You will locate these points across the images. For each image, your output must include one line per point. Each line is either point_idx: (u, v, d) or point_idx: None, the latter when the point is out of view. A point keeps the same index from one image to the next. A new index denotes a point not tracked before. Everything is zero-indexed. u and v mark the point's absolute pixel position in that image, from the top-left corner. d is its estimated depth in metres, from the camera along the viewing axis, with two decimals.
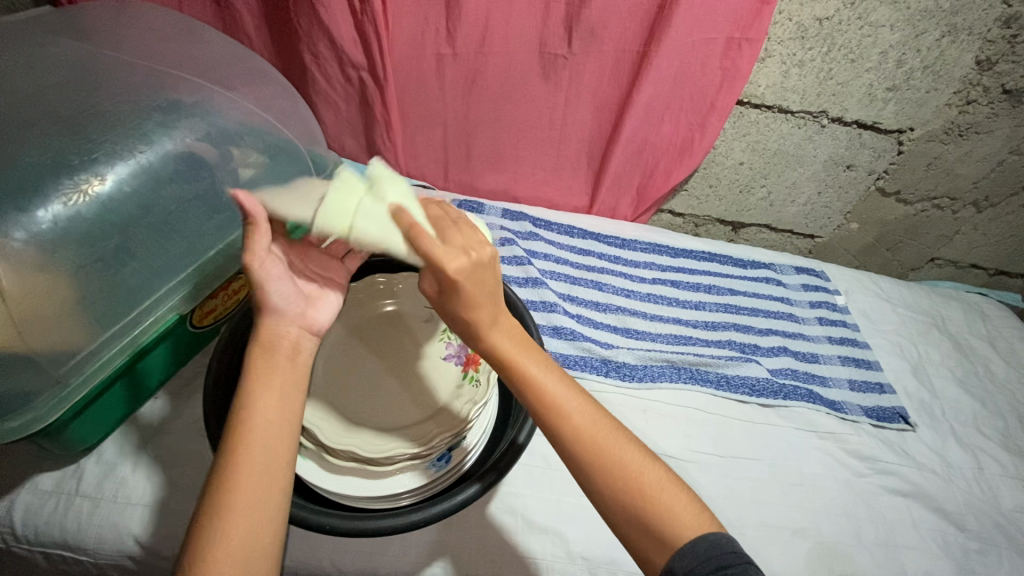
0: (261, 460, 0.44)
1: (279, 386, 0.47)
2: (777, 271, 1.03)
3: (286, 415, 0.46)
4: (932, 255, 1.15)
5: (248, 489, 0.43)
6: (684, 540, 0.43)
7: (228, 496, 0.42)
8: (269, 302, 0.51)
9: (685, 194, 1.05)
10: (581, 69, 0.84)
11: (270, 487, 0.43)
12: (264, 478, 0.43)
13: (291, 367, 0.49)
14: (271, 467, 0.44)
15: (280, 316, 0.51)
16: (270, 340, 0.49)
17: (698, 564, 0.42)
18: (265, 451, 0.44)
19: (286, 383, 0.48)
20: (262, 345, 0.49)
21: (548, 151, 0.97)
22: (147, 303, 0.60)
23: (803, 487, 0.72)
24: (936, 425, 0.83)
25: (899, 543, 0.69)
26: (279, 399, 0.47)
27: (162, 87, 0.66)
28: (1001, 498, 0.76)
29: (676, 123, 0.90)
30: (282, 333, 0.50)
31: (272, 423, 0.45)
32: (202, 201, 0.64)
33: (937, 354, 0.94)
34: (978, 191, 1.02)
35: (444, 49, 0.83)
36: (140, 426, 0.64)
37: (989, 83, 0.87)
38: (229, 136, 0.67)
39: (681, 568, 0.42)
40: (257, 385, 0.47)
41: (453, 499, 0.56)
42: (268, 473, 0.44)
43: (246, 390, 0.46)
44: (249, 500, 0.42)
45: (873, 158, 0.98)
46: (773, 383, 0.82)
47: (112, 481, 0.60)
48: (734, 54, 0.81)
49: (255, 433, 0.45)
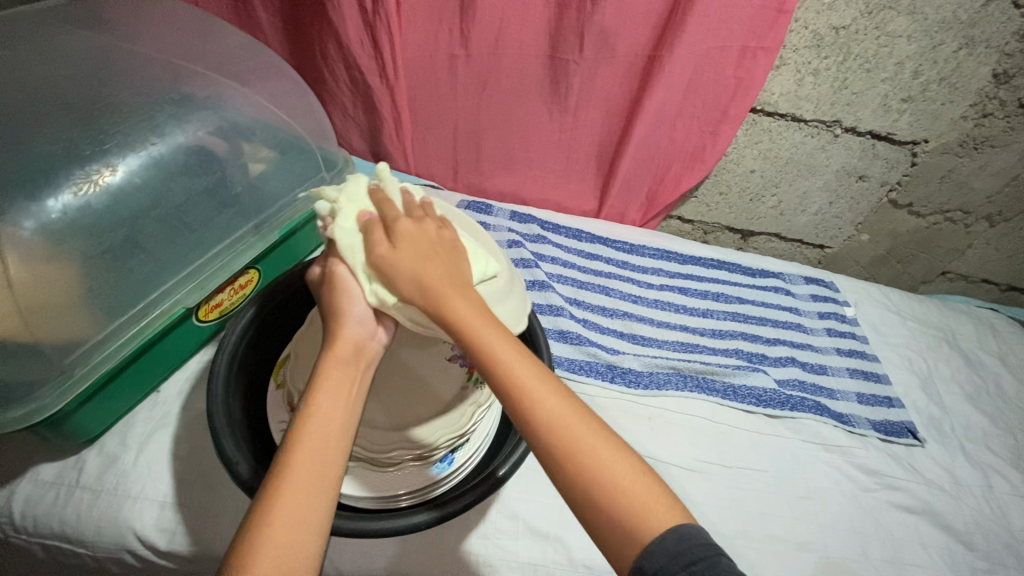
0: (317, 469, 0.42)
1: (343, 392, 0.46)
2: (787, 281, 1.02)
3: (347, 428, 0.45)
4: (943, 269, 1.14)
5: (300, 497, 0.41)
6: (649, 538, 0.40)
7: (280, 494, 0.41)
8: (350, 308, 0.49)
9: (695, 202, 1.05)
10: (592, 74, 0.84)
11: (318, 499, 0.41)
12: (314, 496, 0.41)
13: (355, 374, 0.48)
14: (324, 471, 0.42)
15: (359, 326, 0.49)
16: (346, 350, 0.48)
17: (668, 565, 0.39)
18: (322, 462, 0.43)
19: (349, 397, 0.46)
20: (340, 353, 0.48)
21: (558, 154, 0.96)
22: (153, 295, 0.58)
23: (809, 500, 0.71)
24: (946, 441, 0.82)
25: (905, 560, 0.68)
26: (342, 407, 0.46)
27: (174, 80, 0.66)
28: (1010, 518, 0.75)
29: (688, 130, 0.90)
30: (359, 342, 0.49)
31: (332, 433, 0.44)
32: (212, 194, 0.64)
33: (947, 369, 0.93)
34: (992, 206, 1.01)
35: (457, 51, 0.83)
36: (143, 418, 0.64)
37: (1006, 97, 0.86)
38: (240, 132, 0.68)
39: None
40: (326, 392, 0.46)
41: (453, 503, 0.56)
42: (320, 486, 0.42)
43: (314, 393, 0.46)
44: (296, 503, 0.40)
45: (886, 169, 0.97)
46: (780, 394, 0.81)
47: (113, 474, 0.59)
48: (749, 62, 0.80)
49: (316, 439, 0.43)
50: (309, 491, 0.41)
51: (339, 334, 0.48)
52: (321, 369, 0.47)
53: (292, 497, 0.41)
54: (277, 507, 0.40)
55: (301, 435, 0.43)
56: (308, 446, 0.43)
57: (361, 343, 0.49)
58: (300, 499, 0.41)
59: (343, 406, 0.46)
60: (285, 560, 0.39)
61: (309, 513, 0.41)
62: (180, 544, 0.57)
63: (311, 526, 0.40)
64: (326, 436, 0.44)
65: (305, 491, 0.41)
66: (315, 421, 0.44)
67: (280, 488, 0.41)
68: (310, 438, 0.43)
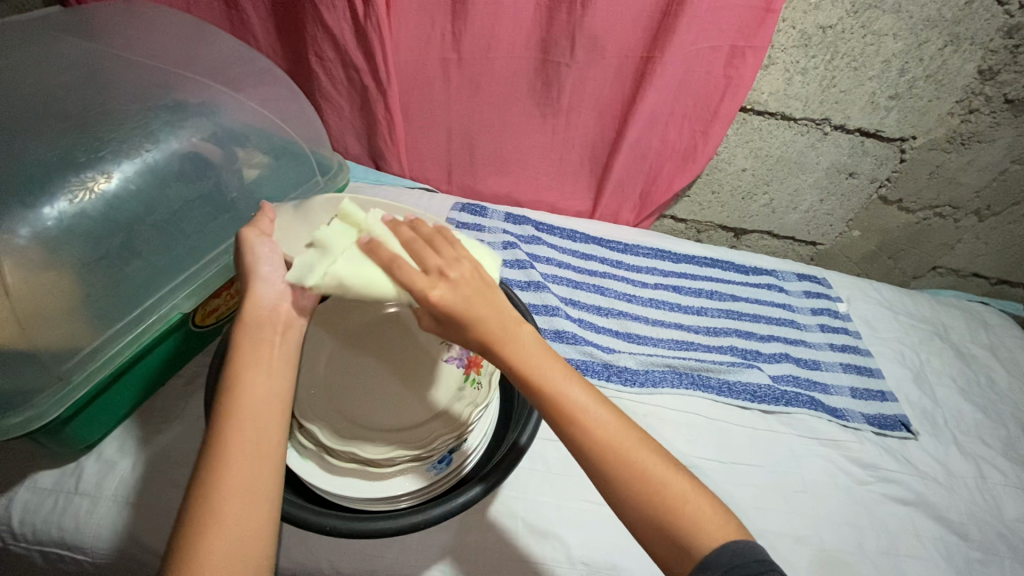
0: (253, 435, 0.44)
1: (264, 355, 0.47)
2: (779, 278, 1.03)
3: (277, 388, 0.46)
4: (934, 263, 1.15)
5: (239, 467, 0.42)
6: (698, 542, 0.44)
7: (220, 468, 0.42)
8: (255, 270, 0.50)
9: (688, 201, 1.06)
10: (584, 76, 0.84)
11: (262, 461, 0.43)
12: (253, 463, 0.43)
13: (271, 333, 0.48)
14: (260, 437, 0.44)
15: (271, 288, 0.50)
16: (257, 314, 0.48)
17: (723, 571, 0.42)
18: (256, 429, 0.44)
19: (273, 358, 0.47)
20: (249, 320, 0.48)
21: (551, 155, 0.97)
22: (150, 300, 0.59)
23: (805, 494, 0.71)
24: (939, 434, 0.83)
25: (901, 552, 0.68)
26: (266, 373, 0.46)
27: (167, 86, 0.66)
28: (1004, 509, 0.76)
29: (680, 130, 0.91)
30: (273, 302, 0.49)
31: (261, 397, 0.45)
32: (207, 200, 0.64)
33: (938, 362, 0.94)
34: (980, 200, 1.02)
35: (449, 54, 0.84)
36: (140, 425, 0.64)
37: (991, 92, 0.87)
38: (234, 137, 0.68)
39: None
40: (245, 358, 0.46)
41: (453, 502, 0.57)
42: (259, 448, 0.44)
43: (235, 364, 0.46)
44: (235, 473, 0.42)
45: (875, 166, 0.98)
46: (775, 389, 0.82)
47: (111, 480, 0.59)
48: (737, 63, 0.81)
49: (245, 408, 0.44)
50: (253, 455, 0.43)
51: (248, 300, 0.49)
52: (235, 343, 0.47)
53: (232, 467, 0.42)
54: (218, 480, 0.42)
55: (230, 411, 0.44)
56: (240, 413, 0.44)
57: (272, 303, 0.49)
58: (241, 469, 0.42)
59: (266, 368, 0.47)
60: (247, 519, 0.41)
61: (257, 476, 0.43)
62: None
63: (265, 485, 0.43)
64: (253, 402, 0.45)
65: (244, 462, 0.43)
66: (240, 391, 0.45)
67: (218, 462, 0.42)
68: (238, 407, 0.44)
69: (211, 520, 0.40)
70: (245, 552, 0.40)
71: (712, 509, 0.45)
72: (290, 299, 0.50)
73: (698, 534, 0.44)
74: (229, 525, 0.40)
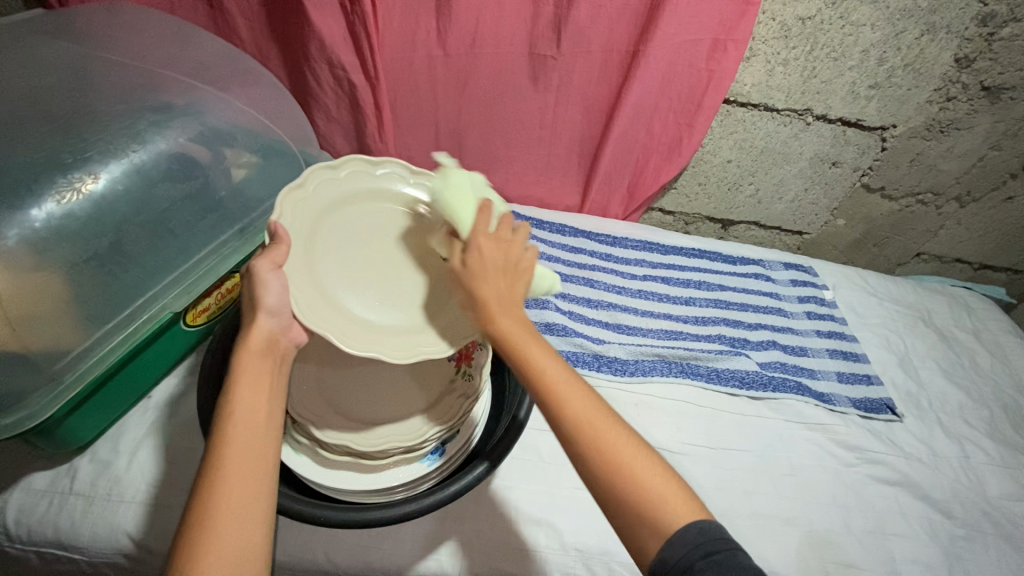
0: (249, 467, 0.43)
1: (262, 382, 0.48)
2: (766, 267, 1.05)
3: (272, 426, 0.46)
4: (917, 250, 1.17)
5: (239, 488, 0.42)
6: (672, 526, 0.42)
7: (218, 489, 0.41)
8: (263, 301, 0.51)
9: (675, 193, 1.07)
10: (570, 70, 0.85)
11: (258, 488, 0.43)
12: (254, 483, 0.42)
13: (271, 365, 0.50)
14: (259, 457, 0.44)
15: (273, 319, 0.51)
16: (260, 342, 0.50)
17: (688, 552, 0.41)
18: (255, 452, 0.44)
19: (270, 395, 0.48)
20: (254, 346, 0.49)
21: (540, 150, 0.97)
22: (141, 300, 0.59)
23: (793, 477, 0.73)
24: (923, 415, 0.85)
25: (887, 531, 0.70)
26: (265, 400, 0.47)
27: (153, 87, 0.67)
28: (988, 487, 0.77)
29: (665, 123, 0.92)
30: (272, 335, 0.51)
31: (257, 429, 0.45)
32: (195, 200, 0.65)
33: (923, 346, 0.95)
34: (961, 186, 1.04)
35: (436, 51, 0.85)
36: (135, 425, 0.64)
37: (968, 80, 0.89)
38: (221, 137, 0.69)
39: (671, 558, 0.41)
40: (244, 389, 0.47)
41: (445, 491, 0.57)
42: (257, 474, 0.43)
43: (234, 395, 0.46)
44: (233, 493, 0.41)
45: (858, 154, 1.00)
46: (762, 375, 0.83)
47: (106, 480, 0.60)
48: (720, 56, 0.82)
49: (245, 431, 0.44)
50: (247, 484, 0.42)
51: (252, 329, 0.50)
52: (237, 367, 0.48)
53: (230, 488, 0.41)
54: (217, 500, 0.41)
55: (230, 434, 0.44)
56: (235, 443, 0.44)
57: (273, 334, 0.51)
58: (240, 487, 0.42)
59: (264, 401, 0.47)
60: (239, 550, 0.39)
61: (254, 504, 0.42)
62: None
63: (258, 512, 0.42)
64: (251, 425, 0.45)
65: (243, 481, 0.42)
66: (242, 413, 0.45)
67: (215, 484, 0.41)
68: (237, 428, 0.44)
69: (204, 550, 0.39)
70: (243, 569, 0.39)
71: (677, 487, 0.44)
72: (286, 335, 0.52)
73: (661, 510, 0.43)
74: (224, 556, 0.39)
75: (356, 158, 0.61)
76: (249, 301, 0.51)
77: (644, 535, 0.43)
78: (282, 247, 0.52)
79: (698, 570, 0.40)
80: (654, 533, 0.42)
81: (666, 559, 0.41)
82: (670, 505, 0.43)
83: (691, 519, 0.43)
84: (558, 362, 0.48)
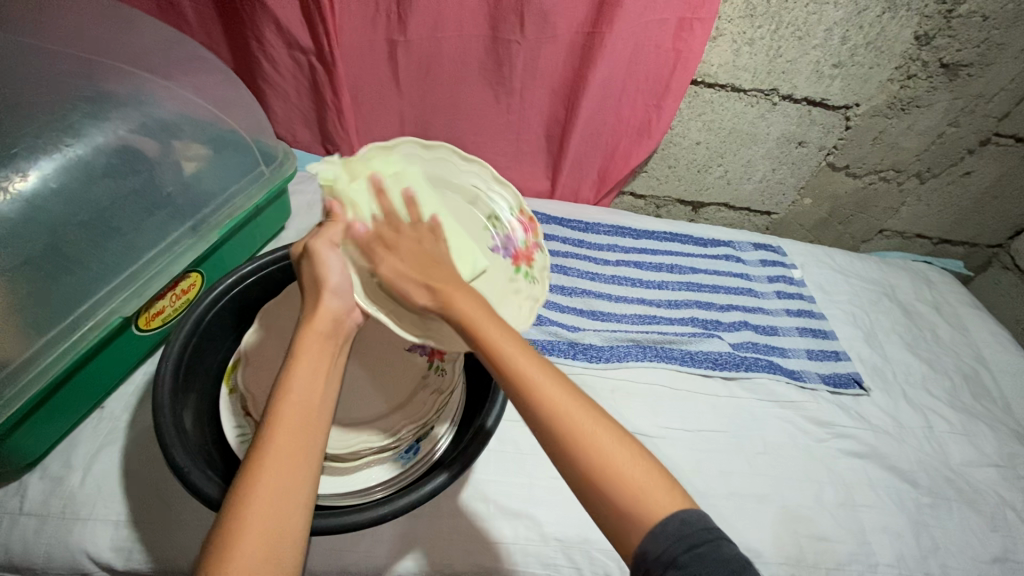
0: (299, 441, 0.41)
1: (319, 359, 0.47)
2: (736, 248, 1.05)
3: (326, 401, 0.45)
4: (880, 227, 1.19)
5: (283, 464, 0.40)
6: (652, 518, 0.39)
7: (260, 463, 0.40)
8: (326, 281, 0.52)
9: (645, 176, 1.06)
10: (536, 54, 0.83)
11: (304, 464, 0.41)
12: (301, 457, 0.41)
13: (331, 344, 0.49)
14: (309, 432, 0.42)
15: (337, 299, 0.52)
16: (324, 321, 0.50)
17: (672, 544, 0.38)
18: (304, 427, 0.42)
19: (329, 370, 0.47)
20: (317, 325, 0.49)
21: (508, 136, 0.95)
22: (84, 307, 0.55)
23: (766, 455, 0.74)
24: (888, 388, 0.87)
25: (857, 502, 0.72)
26: (320, 380, 0.46)
27: (90, 77, 0.62)
28: (950, 454, 0.80)
29: (633, 106, 0.91)
30: (337, 317, 0.51)
31: (311, 405, 0.44)
32: (140, 196, 0.62)
33: (887, 321, 0.98)
34: (921, 163, 1.06)
35: (396, 37, 0.81)
36: (87, 437, 0.60)
37: (928, 58, 0.90)
38: (167, 129, 0.65)
39: (652, 549, 0.38)
40: (305, 364, 0.46)
41: (422, 489, 0.53)
42: (306, 444, 0.41)
43: (289, 371, 0.45)
44: (276, 470, 0.39)
45: (823, 134, 1.00)
46: (735, 356, 0.84)
47: (59, 497, 0.56)
48: (686, 35, 0.81)
49: (297, 408, 0.43)
50: (292, 459, 0.40)
51: (317, 308, 0.50)
52: (297, 341, 0.48)
53: (274, 462, 0.40)
54: (260, 477, 0.39)
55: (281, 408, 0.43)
56: (287, 415, 0.42)
57: (338, 316, 0.51)
58: (285, 463, 0.40)
59: (322, 373, 0.46)
60: (277, 527, 0.37)
61: (295, 481, 0.40)
62: (138, 561, 0.55)
63: (299, 490, 0.39)
64: (304, 401, 0.44)
65: (291, 457, 0.40)
66: (297, 387, 0.44)
67: (261, 456, 0.40)
68: (290, 403, 0.43)
69: (242, 517, 0.37)
70: (276, 553, 0.37)
71: (663, 479, 0.41)
72: (351, 315, 0.53)
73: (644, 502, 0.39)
74: (262, 526, 0.37)
75: (406, 144, 0.65)
76: (314, 284, 0.53)
77: (625, 527, 0.39)
78: (337, 227, 0.57)
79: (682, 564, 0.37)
80: (632, 525, 0.39)
81: (647, 553, 0.38)
82: (650, 495, 0.40)
83: (677, 511, 0.39)
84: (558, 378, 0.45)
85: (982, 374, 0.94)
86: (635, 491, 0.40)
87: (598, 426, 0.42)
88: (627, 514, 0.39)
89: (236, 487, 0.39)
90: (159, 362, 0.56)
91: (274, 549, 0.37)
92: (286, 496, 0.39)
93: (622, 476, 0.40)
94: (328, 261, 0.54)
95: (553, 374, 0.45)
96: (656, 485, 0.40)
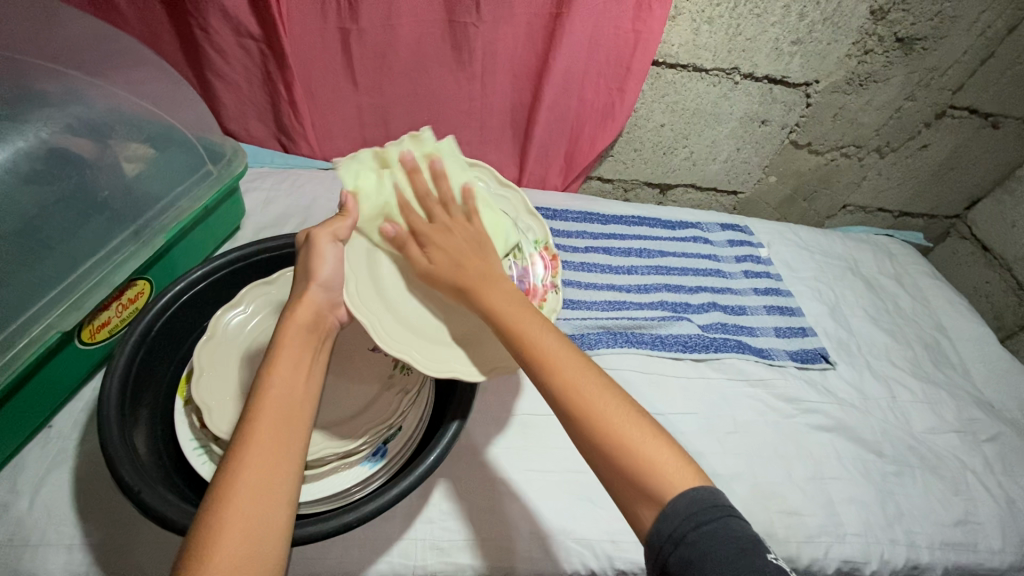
0: (279, 439, 0.41)
1: (298, 354, 0.46)
2: (704, 230, 1.06)
3: (306, 394, 0.44)
4: (844, 202, 1.21)
5: (261, 464, 0.39)
6: (665, 497, 0.41)
7: (238, 465, 0.39)
8: (317, 271, 0.50)
9: (612, 160, 1.05)
10: (494, 36, 0.80)
11: (284, 463, 0.40)
12: (280, 455, 0.40)
13: (311, 339, 0.48)
14: (290, 430, 0.42)
15: (324, 292, 0.50)
16: (305, 314, 0.48)
17: (680, 523, 0.40)
18: (283, 425, 0.42)
19: (309, 367, 0.46)
20: (300, 320, 0.48)
21: (470, 123, 0.93)
22: (15, 325, 0.51)
23: (737, 434, 0.75)
24: (853, 361, 0.89)
25: (824, 475, 0.73)
26: (299, 377, 0.45)
27: (11, 76, 0.58)
28: (912, 423, 0.83)
29: (596, 89, 0.89)
30: (320, 310, 0.49)
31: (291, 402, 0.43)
32: (73, 201, 0.58)
33: (852, 295, 1.00)
34: (880, 137, 1.07)
35: (347, 23, 0.78)
36: (34, 459, 0.57)
37: (884, 32, 0.90)
38: (98, 129, 0.62)
39: (664, 527, 0.40)
40: (285, 359, 0.45)
41: (388, 493, 0.51)
42: (286, 444, 0.41)
43: (272, 363, 0.45)
44: (256, 470, 0.39)
45: (785, 112, 1.01)
46: (704, 338, 0.85)
47: (6, 523, 0.53)
48: (645, 15, 0.80)
49: (274, 404, 0.42)
50: (274, 454, 0.40)
51: (298, 301, 0.49)
52: (277, 337, 0.47)
53: (251, 464, 0.39)
54: (237, 478, 0.38)
55: (258, 407, 0.42)
56: (266, 413, 0.42)
57: (320, 310, 0.49)
58: (263, 462, 0.39)
59: (300, 369, 0.45)
60: (254, 530, 0.37)
61: (279, 471, 0.40)
62: None
63: (278, 491, 0.39)
64: (282, 399, 0.43)
65: (270, 456, 0.40)
66: (276, 384, 0.43)
67: (240, 457, 0.39)
68: (269, 400, 0.42)
69: (219, 522, 0.37)
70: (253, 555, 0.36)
71: (673, 456, 0.42)
72: (334, 312, 0.51)
73: (658, 481, 0.41)
74: (239, 532, 0.36)
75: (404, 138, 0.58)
76: (303, 273, 0.51)
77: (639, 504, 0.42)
78: (347, 221, 0.53)
79: (691, 541, 0.39)
80: (649, 502, 0.41)
81: (660, 531, 0.40)
82: (664, 474, 0.42)
83: (687, 489, 0.41)
84: (593, 372, 0.46)
85: (941, 343, 0.96)
86: (645, 469, 0.42)
87: (631, 414, 0.44)
88: (646, 497, 0.41)
89: (213, 490, 0.38)
90: (103, 377, 0.53)
91: (252, 550, 0.36)
92: (265, 491, 0.38)
93: (636, 460, 0.42)
94: (326, 253, 0.51)
95: (596, 374, 0.46)
96: (672, 467, 0.42)
